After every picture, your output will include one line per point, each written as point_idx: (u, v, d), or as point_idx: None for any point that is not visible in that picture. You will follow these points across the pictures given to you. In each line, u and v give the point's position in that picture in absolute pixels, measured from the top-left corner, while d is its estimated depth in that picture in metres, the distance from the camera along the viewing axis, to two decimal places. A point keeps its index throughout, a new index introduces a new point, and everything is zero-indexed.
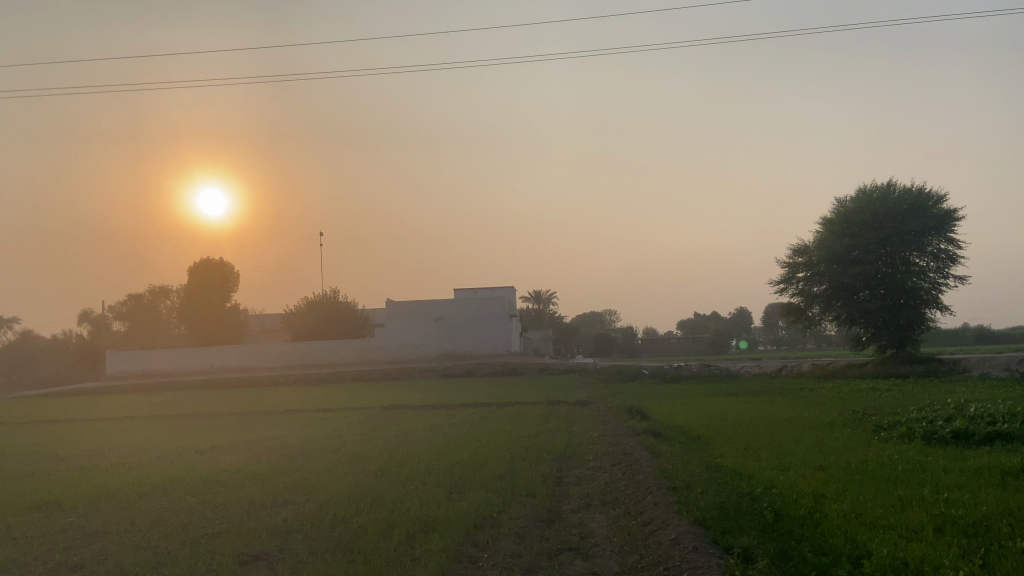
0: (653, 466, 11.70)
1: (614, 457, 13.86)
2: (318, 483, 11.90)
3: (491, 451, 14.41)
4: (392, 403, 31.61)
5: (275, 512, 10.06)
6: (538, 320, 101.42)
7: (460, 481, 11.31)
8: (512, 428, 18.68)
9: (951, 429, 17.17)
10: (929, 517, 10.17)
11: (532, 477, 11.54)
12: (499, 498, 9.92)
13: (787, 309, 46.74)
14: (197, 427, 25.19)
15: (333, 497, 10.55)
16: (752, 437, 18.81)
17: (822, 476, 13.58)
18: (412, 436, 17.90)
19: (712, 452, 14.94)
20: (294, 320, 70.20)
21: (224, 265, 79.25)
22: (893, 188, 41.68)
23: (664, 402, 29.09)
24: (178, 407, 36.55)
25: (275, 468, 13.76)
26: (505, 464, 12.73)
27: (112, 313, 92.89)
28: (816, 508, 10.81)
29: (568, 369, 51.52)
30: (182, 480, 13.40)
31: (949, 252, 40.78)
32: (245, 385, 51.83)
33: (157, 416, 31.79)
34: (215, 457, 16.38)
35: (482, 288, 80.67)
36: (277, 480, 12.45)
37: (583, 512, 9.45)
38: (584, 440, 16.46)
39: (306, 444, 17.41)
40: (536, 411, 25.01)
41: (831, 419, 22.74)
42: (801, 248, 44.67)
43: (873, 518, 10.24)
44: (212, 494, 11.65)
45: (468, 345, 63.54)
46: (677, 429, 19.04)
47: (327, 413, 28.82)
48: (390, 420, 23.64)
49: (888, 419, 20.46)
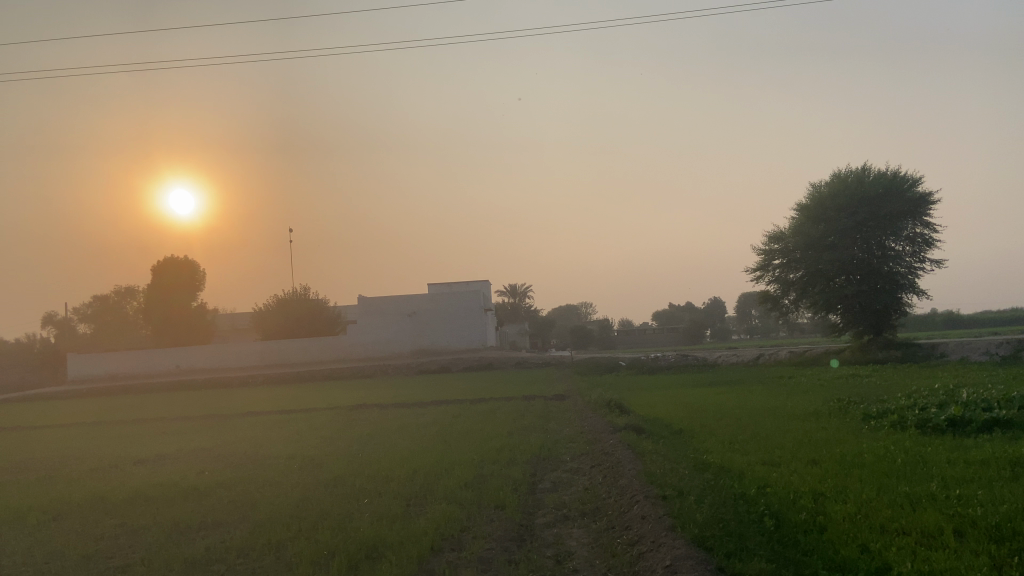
0: (637, 468, 10.46)
1: (594, 458, 12.66)
2: (260, 498, 10.58)
3: (459, 454, 13.13)
4: (362, 402, 30.17)
5: (199, 537, 8.71)
6: (514, 313, 100.33)
7: (420, 492, 10.01)
8: (483, 427, 17.53)
9: (945, 416, 16.20)
10: (945, 517, 9.11)
11: (502, 484, 10.24)
12: (461, 512, 8.64)
13: (762, 297, 46.04)
14: (148, 433, 23.68)
15: (272, 517, 9.27)
16: (735, 429, 17.77)
17: (817, 472, 12.49)
18: (374, 438, 16.67)
19: (696, 447, 13.85)
20: (263, 319, 68.22)
21: (192, 263, 77.25)
22: (868, 172, 41.06)
23: (644, 394, 27.91)
24: (137, 410, 34.82)
25: (214, 481, 12.40)
26: (471, 469, 11.44)
27: (77, 315, 90.15)
28: (818, 512, 9.68)
29: (544, 363, 50.27)
30: (109, 497, 12.03)
31: (925, 235, 40.26)
32: (211, 386, 50.03)
33: (111, 421, 30.10)
34: (154, 468, 14.99)
35: (456, 283, 79.13)
36: (213, 496, 11.12)
37: (559, 528, 8.22)
38: (561, 438, 15.29)
39: (258, 451, 16.12)
40: (509, 407, 23.75)
41: (816, 409, 21.75)
42: (776, 234, 43.83)
43: (882, 521, 9.16)
44: (135, 517, 10.31)
45: (442, 340, 62.26)
46: (657, 423, 17.92)
47: (291, 414, 27.33)
48: (355, 421, 22.29)
49: (876, 406, 19.50)
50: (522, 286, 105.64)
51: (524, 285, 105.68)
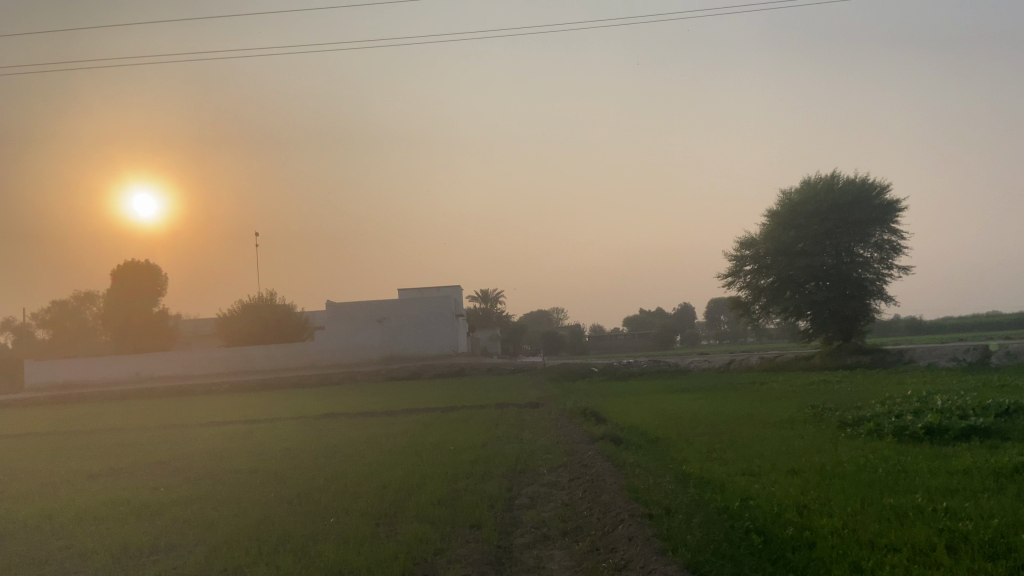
0: (619, 483, 10.03)
1: (571, 471, 12.23)
2: (219, 517, 9.93)
3: (432, 467, 12.60)
4: (330, 411, 29.36)
5: (151, 563, 8.06)
6: (485, 319, 99.73)
7: (390, 509, 9.46)
8: (456, 437, 16.99)
9: (922, 424, 16.09)
10: (935, 532, 8.86)
11: (477, 501, 9.75)
12: (434, 532, 8.13)
13: (733, 303, 46.12)
14: (103, 445, 22.66)
15: (231, 538, 8.66)
16: (713, 437, 17.47)
17: (798, 482, 12.20)
18: (342, 450, 16.06)
19: (675, 457, 13.50)
20: (228, 325, 66.79)
21: (153, 268, 75.75)
22: (838, 179, 41.37)
23: (617, 402, 27.58)
24: (94, 420, 33.52)
25: (171, 498, 11.73)
26: (444, 484, 10.91)
27: (35, 321, 87.38)
28: (805, 526, 9.33)
29: (516, 370, 49.82)
30: (57, 515, 11.27)
31: (893, 242, 40.73)
32: (174, 394, 48.61)
33: (65, 431, 28.90)
34: (108, 483, 14.19)
35: (427, 288, 78.36)
36: (168, 515, 10.45)
37: (539, 550, 7.75)
38: (536, 449, 14.83)
39: (220, 464, 15.40)
40: (482, 416, 23.23)
41: (791, 416, 21.60)
42: (747, 241, 43.99)
43: (870, 536, 8.86)
44: (82, 537, 9.59)
45: (413, 346, 61.46)
46: (634, 432, 17.56)
47: (256, 424, 26.45)
48: (323, 431, 21.61)
49: (851, 413, 19.36)
50: (493, 291, 105.24)
51: (496, 290, 105.29)
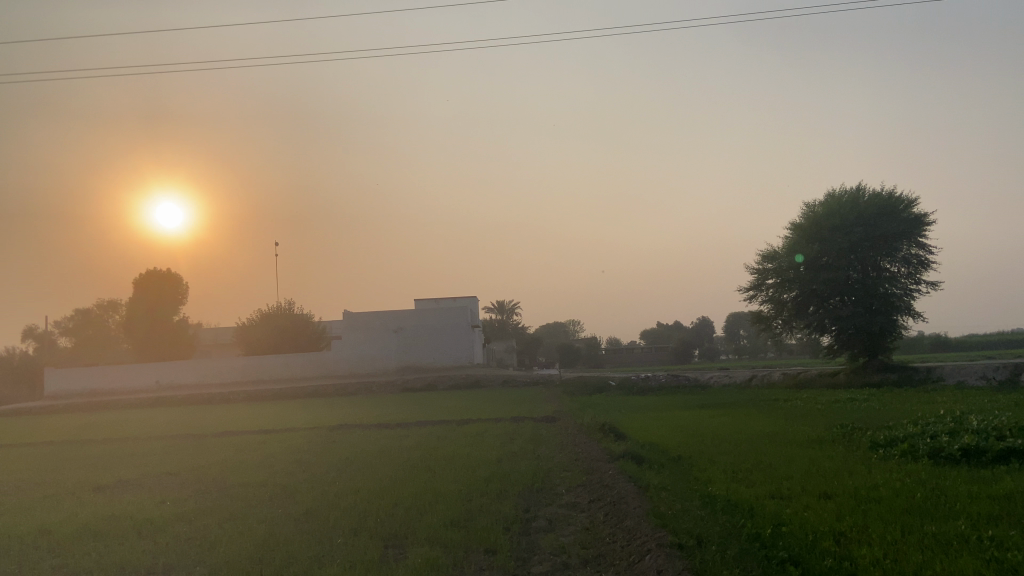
0: (643, 507, 9.44)
1: (591, 491, 11.66)
2: (221, 535, 9.49)
3: (444, 484, 12.09)
4: (343, 422, 28.97)
5: None
6: (502, 330, 99.18)
7: (399, 531, 8.94)
8: (470, 452, 16.49)
9: (959, 445, 15.31)
10: (983, 563, 8.18)
11: (491, 523, 9.21)
12: (445, 557, 7.60)
13: (754, 317, 45.16)
14: (114, 455, 22.39)
15: (232, 559, 8.21)
16: (737, 457, 16.75)
17: (832, 507, 11.53)
18: (352, 464, 15.60)
19: (700, 478, 12.86)
20: (246, 334, 66.79)
21: (177, 278, 75.99)
22: (863, 192, 40.52)
23: (636, 417, 27.02)
24: (109, 429, 33.36)
25: (176, 513, 11.32)
26: (457, 503, 10.38)
27: (58, 328, 88.14)
28: (843, 557, 8.69)
29: (532, 382, 49.23)
30: (60, 530, 10.91)
31: (920, 256, 39.72)
32: (191, 403, 48.51)
33: (80, 440, 28.72)
34: (114, 497, 13.84)
35: (444, 299, 78.09)
36: (170, 532, 10.00)
37: None
38: (553, 467, 14.25)
39: (229, 477, 15.02)
40: (497, 430, 22.71)
41: (818, 435, 20.79)
42: (769, 253, 43.13)
43: (915, 567, 8.20)
44: (78, 556, 9.17)
45: (428, 357, 61.07)
46: (655, 450, 16.89)
47: (269, 435, 26.11)
48: (335, 443, 21.22)
49: (883, 433, 18.52)
50: (510, 304, 104.71)
51: (513, 303, 104.68)
